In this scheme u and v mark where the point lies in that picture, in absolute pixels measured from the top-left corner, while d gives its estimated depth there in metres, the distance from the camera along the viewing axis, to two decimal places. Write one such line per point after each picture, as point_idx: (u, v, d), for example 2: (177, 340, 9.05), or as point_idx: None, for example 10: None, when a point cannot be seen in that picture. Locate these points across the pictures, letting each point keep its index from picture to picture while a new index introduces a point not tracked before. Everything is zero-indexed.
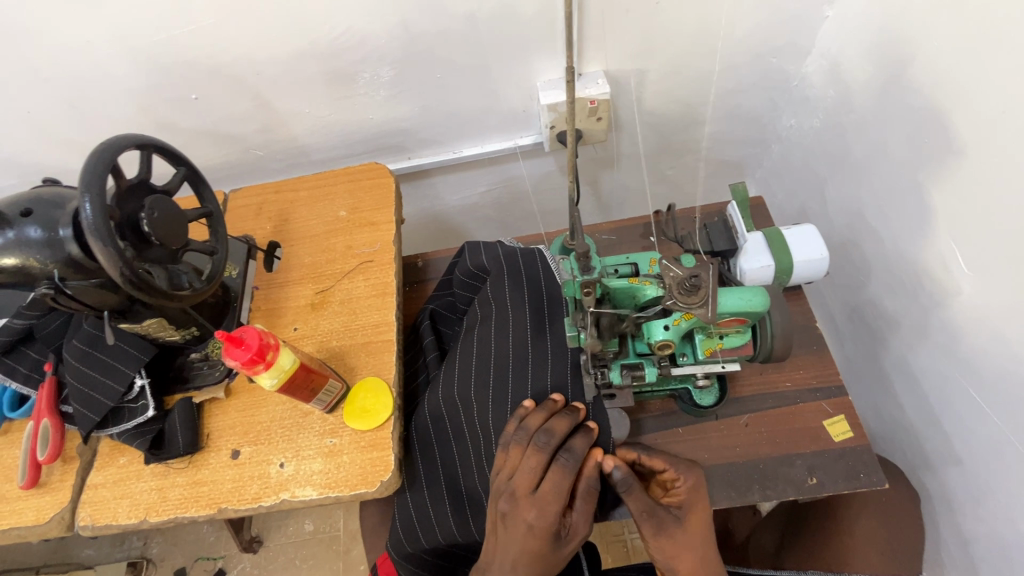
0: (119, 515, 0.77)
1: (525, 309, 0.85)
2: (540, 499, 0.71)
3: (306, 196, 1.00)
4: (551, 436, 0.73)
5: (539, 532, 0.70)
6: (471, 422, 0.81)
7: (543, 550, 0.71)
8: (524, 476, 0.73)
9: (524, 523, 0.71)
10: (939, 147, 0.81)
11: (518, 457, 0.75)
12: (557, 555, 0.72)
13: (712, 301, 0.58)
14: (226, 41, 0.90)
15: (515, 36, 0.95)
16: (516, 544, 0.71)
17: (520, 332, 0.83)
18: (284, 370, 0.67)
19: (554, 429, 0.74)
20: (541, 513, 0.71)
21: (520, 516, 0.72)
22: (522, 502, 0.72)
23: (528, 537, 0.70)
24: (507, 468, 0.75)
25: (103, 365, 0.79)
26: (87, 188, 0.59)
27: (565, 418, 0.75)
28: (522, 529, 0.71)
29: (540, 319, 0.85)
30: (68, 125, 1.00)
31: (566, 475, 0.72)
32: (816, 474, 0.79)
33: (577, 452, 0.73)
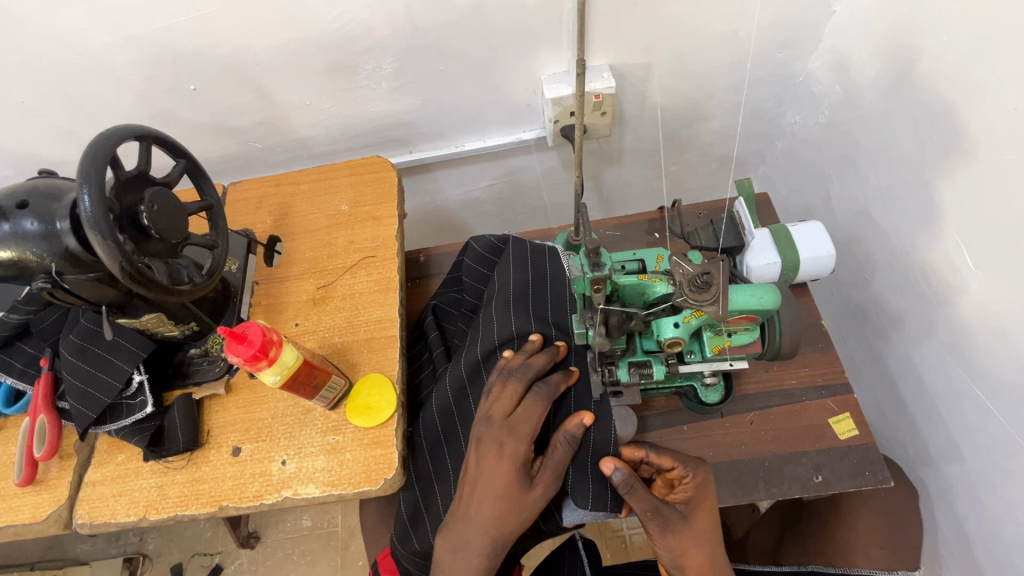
0: (118, 513, 0.76)
1: (529, 299, 0.86)
2: (513, 424, 0.71)
3: (307, 190, 0.99)
4: (529, 368, 0.76)
5: (507, 454, 0.69)
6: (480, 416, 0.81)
7: (510, 482, 0.69)
8: (500, 401, 0.73)
9: (494, 447, 0.70)
10: (948, 144, 0.81)
11: (495, 390, 0.75)
12: (526, 496, 0.69)
13: (723, 298, 0.57)
14: (225, 30, 0.88)
15: (521, 28, 0.94)
16: (485, 473, 0.69)
17: (524, 321, 0.84)
18: (287, 367, 0.66)
19: (533, 363, 0.76)
20: (512, 437, 0.70)
21: (490, 436, 0.71)
22: (493, 425, 0.71)
23: (497, 460, 0.69)
24: (485, 400, 0.75)
25: (101, 361, 0.78)
26: (85, 180, 0.57)
27: (544, 354, 0.78)
28: (490, 452, 0.70)
29: (544, 309, 0.86)
30: (63, 116, 0.98)
31: (538, 401, 0.73)
32: (821, 472, 0.78)
33: (553, 384, 0.75)
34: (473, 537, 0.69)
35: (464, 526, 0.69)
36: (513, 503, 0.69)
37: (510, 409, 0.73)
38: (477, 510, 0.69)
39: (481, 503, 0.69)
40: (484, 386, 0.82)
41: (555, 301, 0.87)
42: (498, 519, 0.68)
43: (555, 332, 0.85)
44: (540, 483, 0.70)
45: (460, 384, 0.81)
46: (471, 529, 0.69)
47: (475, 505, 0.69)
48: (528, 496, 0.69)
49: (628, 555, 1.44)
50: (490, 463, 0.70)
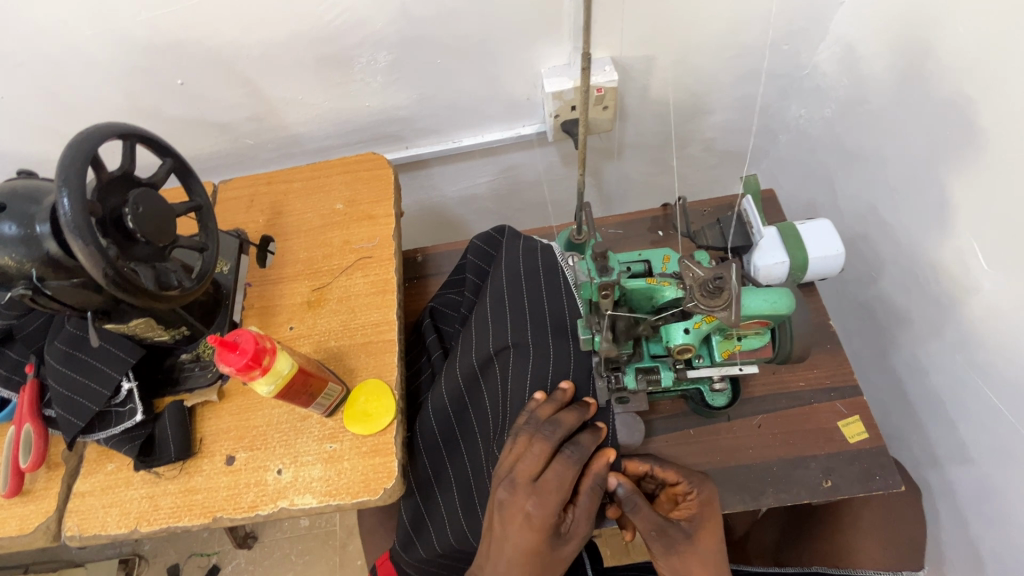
0: (108, 525, 0.73)
1: (525, 297, 0.82)
2: (541, 489, 0.65)
3: (300, 187, 0.95)
4: (559, 427, 0.69)
5: (537, 523, 0.64)
6: (479, 420, 0.79)
7: (540, 546, 0.64)
8: (528, 464, 0.66)
9: (522, 513, 0.64)
10: (961, 140, 0.79)
11: (521, 447, 0.69)
12: (556, 557, 0.65)
13: (736, 304, 0.55)
14: (213, 22, 0.85)
15: (520, 19, 0.90)
16: (511, 538, 0.64)
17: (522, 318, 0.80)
18: (281, 375, 0.63)
19: (563, 421, 0.69)
20: (541, 506, 0.64)
21: (518, 506, 0.65)
22: (520, 490, 0.65)
23: (526, 529, 0.64)
24: (507, 454, 0.69)
25: (87, 368, 0.75)
26: (64, 182, 0.54)
27: (575, 411, 0.71)
28: (518, 520, 0.64)
29: (541, 304, 0.82)
30: (44, 113, 0.95)
31: (569, 467, 0.66)
32: (830, 476, 0.77)
33: (585, 447, 0.68)
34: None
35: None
36: (542, 564, 0.65)
37: (538, 472, 0.66)
38: (503, 575, 0.64)
39: (508, 571, 0.63)
40: (482, 390, 0.80)
41: (552, 296, 0.82)
42: None
43: (554, 329, 0.80)
44: (570, 541, 0.66)
45: (457, 389, 0.79)
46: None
47: (500, 570, 0.64)
48: (557, 554, 0.66)
49: (629, 552, 1.43)
50: (518, 530, 0.64)
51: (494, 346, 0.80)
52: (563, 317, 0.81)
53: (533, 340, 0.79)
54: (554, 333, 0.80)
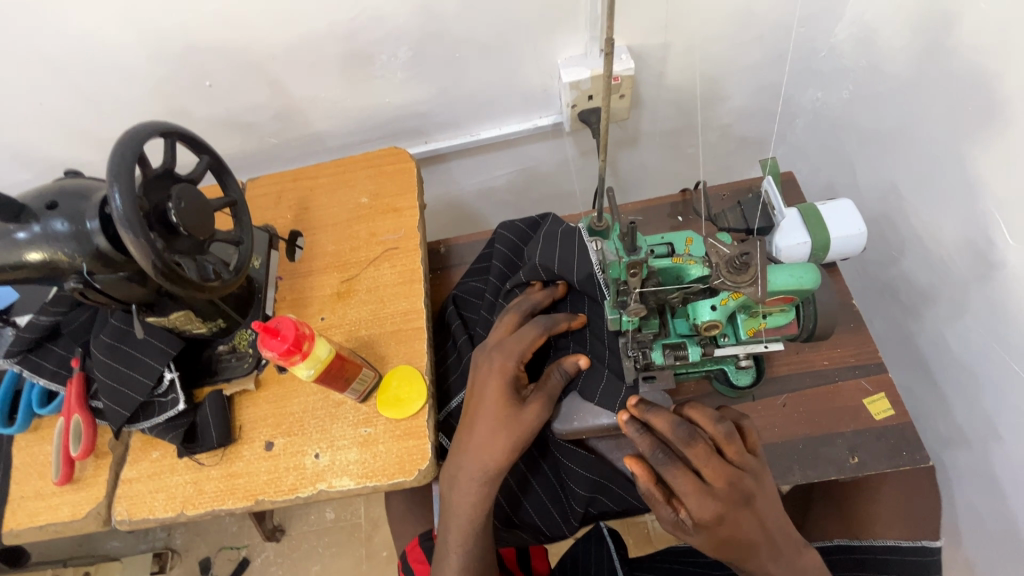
0: (156, 509, 0.76)
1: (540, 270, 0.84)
2: (504, 346, 0.73)
3: (326, 183, 0.98)
4: (529, 300, 0.80)
5: (500, 371, 0.70)
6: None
7: (500, 402, 0.68)
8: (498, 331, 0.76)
9: (487, 370, 0.71)
10: (983, 114, 0.79)
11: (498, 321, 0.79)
12: (517, 418, 0.68)
13: (763, 279, 0.56)
14: (241, 25, 0.88)
15: (537, 10, 0.92)
16: (478, 390, 0.70)
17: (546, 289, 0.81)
18: (321, 360, 0.66)
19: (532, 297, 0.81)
20: (502, 353, 0.72)
21: (485, 361, 0.72)
22: (488, 348, 0.74)
23: (488, 381, 0.70)
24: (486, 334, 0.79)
25: (131, 360, 0.78)
26: (115, 177, 0.57)
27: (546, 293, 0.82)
28: (484, 368, 0.71)
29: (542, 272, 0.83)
30: (80, 117, 0.98)
31: (535, 331, 0.74)
32: (857, 452, 0.77)
33: (555, 321, 0.77)
34: (467, 466, 0.68)
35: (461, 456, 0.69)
36: (501, 419, 0.68)
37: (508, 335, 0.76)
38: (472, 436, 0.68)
39: (476, 425, 0.68)
40: None
41: (560, 264, 0.82)
42: (491, 443, 0.67)
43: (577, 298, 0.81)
44: (532, 407, 0.69)
45: None
46: (462, 460, 0.68)
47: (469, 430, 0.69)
48: (520, 415, 0.68)
49: (652, 540, 1.44)
50: (482, 379, 0.71)
51: (503, 313, 0.82)
52: (564, 280, 0.81)
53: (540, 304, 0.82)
54: (558, 297, 0.82)
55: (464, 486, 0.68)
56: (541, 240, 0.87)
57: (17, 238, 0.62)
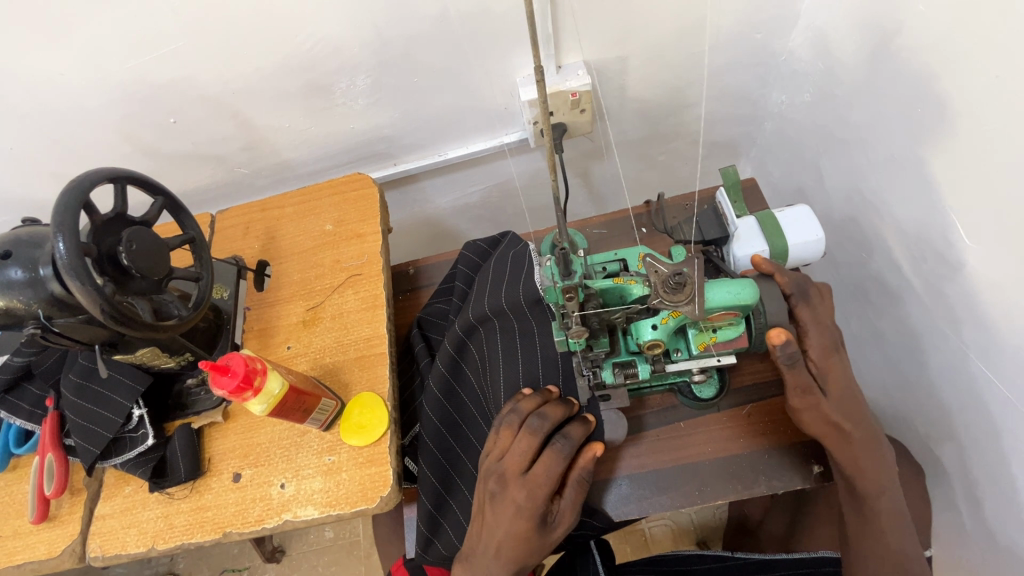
0: (128, 544, 0.77)
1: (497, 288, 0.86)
2: (531, 482, 0.67)
3: (292, 212, 0.99)
4: (546, 420, 0.70)
5: (528, 514, 0.66)
6: (474, 402, 0.84)
7: (528, 536, 0.67)
8: (514, 459, 0.69)
9: (513, 505, 0.67)
10: (933, 115, 0.78)
11: (508, 440, 0.71)
12: (543, 543, 0.68)
13: (699, 297, 0.57)
14: (198, 63, 0.89)
15: (489, 33, 0.93)
16: (500, 526, 0.67)
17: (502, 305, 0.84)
18: (273, 395, 0.66)
19: (548, 413, 0.71)
20: (530, 495, 0.67)
21: (509, 497, 0.68)
22: (511, 482, 0.68)
23: (516, 518, 0.67)
24: (494, 448, 0.72)
25: (101, 398, 0.80)
26: (60, 226, 0.58)
27: (560, 405, 0.72)
28: (508, 509, 0.67)
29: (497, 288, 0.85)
30: (51, 158, 1.01)
31: (559, 460, 0.68)
32: (820, 461, 0.77)
33: (573, 438, 0.70)
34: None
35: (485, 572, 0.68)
36: (531, 548, 0.67)
37: (526, 465, 0.69)
38: (496, 558, 0.67)
39: (500, 550, 0.67)
40: (468, 376, 0.85)
41: (512, 280, 0.85)
42: (518, 566, 0.68)
43: (532, 312, 0.83)
44: (559, 527, 0.69)
45: (442, 379, 0.82)
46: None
47: (493, 556, 0.67)
48: (548, 539, 0.68)
49: (649, 547, 1.43)
50: (507, 518, 0.67)
51: (463, 332, 0.85)
52: (517, 296, 0.82)
53: (495, 319, 0.84)
54: (512, 313, 0.83)
55: None
56: (499, 259, 0.90)
57: None
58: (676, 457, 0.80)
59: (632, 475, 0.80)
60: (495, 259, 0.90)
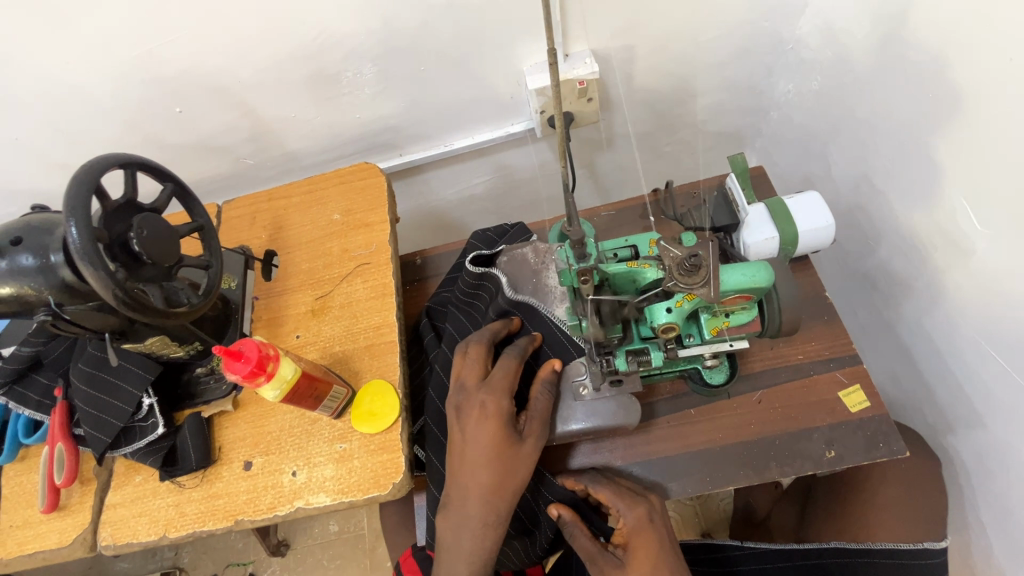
0: (139, 533, 0.77)
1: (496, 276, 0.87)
2: (490, 382, 0.71)
3: (298, 202, 0.99)
4: (486, 332, 0.78)
5: (492, 411, 0.68)
6: None
7: (499, 439, 0.67)
8: (471, 369, 0.73)
9: (477, 407, 0.69)
10: (944, 101, 0.78)
11: (460, 360, 0.75)
12: (518, 451, 0.67)
13: (715, 280, 0.56)
14: (203, 52, 0.89)
15: (497, 19, 0.92)
16: (471, 435, 0.68)
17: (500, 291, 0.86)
18: (286, 380, 0.66)
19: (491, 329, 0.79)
20: (492, 393, 0.69)
21: (471, 401, 0.70)
22: (471, 388, 0.71)
23: (483, 419, 0.68)
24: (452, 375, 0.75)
25: (110, 387, 0.80)
26: (72, 212, 0.58)
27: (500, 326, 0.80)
28: (474, 412, 0.68)
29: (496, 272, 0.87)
30: (54, 150, 1.00)
31: (511, 362, 0.73)
32: (832, 447, 0.78)
33: (522, 347, 0.76)
34: (473, 507, 0.66)
35: (466, 494, 0.66)
36: (506, 456, 0.67)
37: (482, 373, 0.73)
38: (473, 475, 0.66)
39: (476, 459, 0.67)
40: None
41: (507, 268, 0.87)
42: (498, 483, 0.66)
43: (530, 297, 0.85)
44: (530, 436, 0.69)
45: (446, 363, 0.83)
46: (469, 502, 0.66)
47: (470, 472, 0.67)
48: (520, 450, 0.68)
49: None
50: (475, 424, 0.68)
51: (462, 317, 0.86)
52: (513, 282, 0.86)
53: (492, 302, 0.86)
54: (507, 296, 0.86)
55: (475, 530, 0.66)
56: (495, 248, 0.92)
57: None
58: (687, 445, 0.80)
59: (643, 464, 0.80)
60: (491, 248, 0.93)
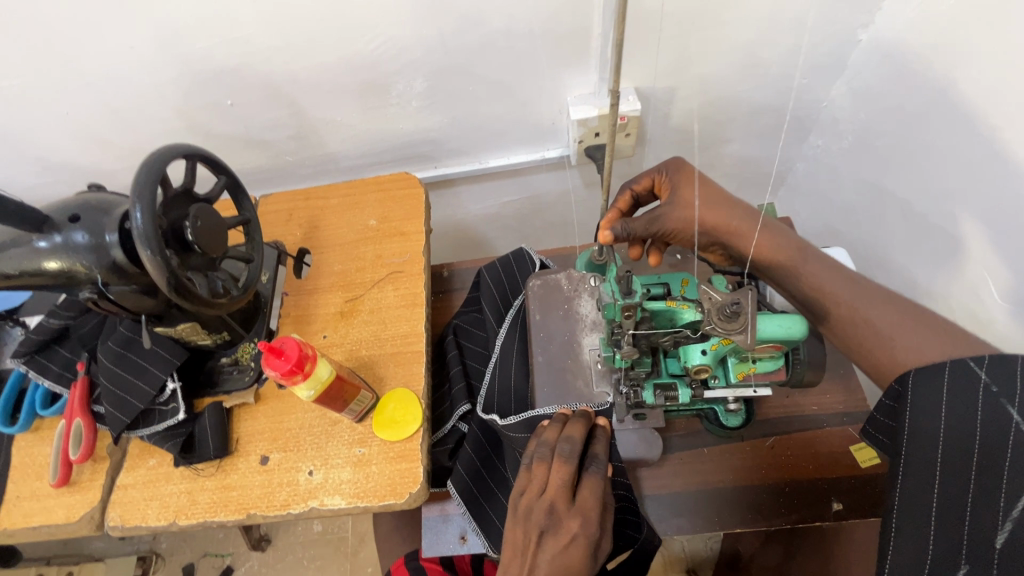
0: (149, 517, 0.77)
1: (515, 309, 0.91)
2: (581, 506, 0.63)
3: (336, 204, 1.01)
4: (576, 442, 0.67)
5: (585, 544, 0.60)
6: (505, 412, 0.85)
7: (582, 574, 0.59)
8: (562, 485, 0.64)
9: (569, 535, 0.61)
10: (969, 176, 0.82)
11: (544, 469, 0.67)
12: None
13: (752, 327, 0.59)
14: (263, 50, 0.91)
15: (549, 49, 0.96)
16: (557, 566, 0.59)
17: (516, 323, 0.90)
18: (321, 381, 0.68)
19: (575, 435, 0.68)
20: (584, 522, 0.62)
21: (564, 527, 0.61)
22: (560, 510, 0.63)
23: (573, 552, 0.60)
24: (530, 483, 0.67)
25: (136, 368, 0.81)
26: (138, 196, 0.60)
27: (580, 421, 0.70)
28: (562, 541, 0.60)
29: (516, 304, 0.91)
30: (101, 127, 1.02)
31: (599, 483, 0.65)
32: (841, 499, 0.79)
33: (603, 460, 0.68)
34: None
35: None
36: None
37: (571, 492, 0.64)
38: None
39: None
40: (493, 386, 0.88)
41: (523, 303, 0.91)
42: None
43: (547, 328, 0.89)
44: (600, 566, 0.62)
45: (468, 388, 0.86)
46: None
47: None
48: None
49: None
50: (560, 554, 0.60)
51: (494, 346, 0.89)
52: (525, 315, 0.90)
53: (511, 332, 0.90)
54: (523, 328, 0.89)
55: None
56: (510, 277, 0.95)
57: (40, 246, 0.65)
58: (699, 483, 0.82)
59: (653, 498, 0.81)
60: (506, 276, 0.95)
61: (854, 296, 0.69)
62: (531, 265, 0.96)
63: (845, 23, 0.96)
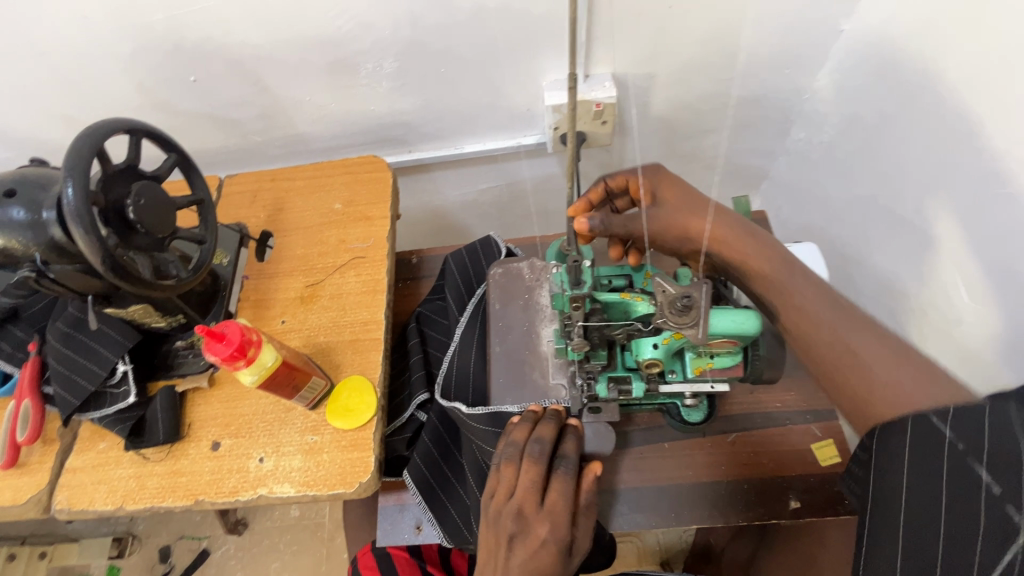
0: (96, 501, 0.76)
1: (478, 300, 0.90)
2: (551, 508, 0.62)
3: (302, 186, 0.98)
4: (545, 443, 0.66)
5: (554, 548, 0.59)
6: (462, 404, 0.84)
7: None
8: (529, 489, 0.63)
9: (538, 541, 0.60)
10: (945, 173, 0.79)
11: (511, 471, 0.66)
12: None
13: (704, 322, 0.57)
14: (224, 25, 0.88)
15: (523, 30, 0.93)
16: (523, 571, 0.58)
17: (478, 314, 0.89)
18: (265, 367, 0.67)
19: (544, 436, 0.67)
20: (553, 523, 0.61)
21: (532, 532, 0.60)
22: (529, 513, 0.62)
23: (541, 556, 0.59)
24: (497, 487, 0.66)
25: (87, 349, 0.78)
26: (70, 171, 0.57)
27: (551, 422, 0.69)
28: (529, 546, 0.59)
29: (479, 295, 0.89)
30: (61, 101, 0.99)
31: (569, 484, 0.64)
32: (799, 497, 0.78)
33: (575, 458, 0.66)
34: None
35: None
36: None
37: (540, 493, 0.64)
38: None
39: None
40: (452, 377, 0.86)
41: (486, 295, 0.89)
42: None
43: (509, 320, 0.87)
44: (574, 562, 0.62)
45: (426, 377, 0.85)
46: None
47: None
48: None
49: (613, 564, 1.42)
50: (529, 560, 0.59)
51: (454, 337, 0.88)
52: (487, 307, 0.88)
53: (473, 322, 0.88)
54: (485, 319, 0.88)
55: None
56: (475, 267, 0.93)
57: None
58: (658, 478, 0.80)
59: (611, 494, 0.80)
60: (471, 266, 0.93)
61: (840, 330, 0.64)
62: (498, 255, 0.94)
63: (828, 11, 0.93)
